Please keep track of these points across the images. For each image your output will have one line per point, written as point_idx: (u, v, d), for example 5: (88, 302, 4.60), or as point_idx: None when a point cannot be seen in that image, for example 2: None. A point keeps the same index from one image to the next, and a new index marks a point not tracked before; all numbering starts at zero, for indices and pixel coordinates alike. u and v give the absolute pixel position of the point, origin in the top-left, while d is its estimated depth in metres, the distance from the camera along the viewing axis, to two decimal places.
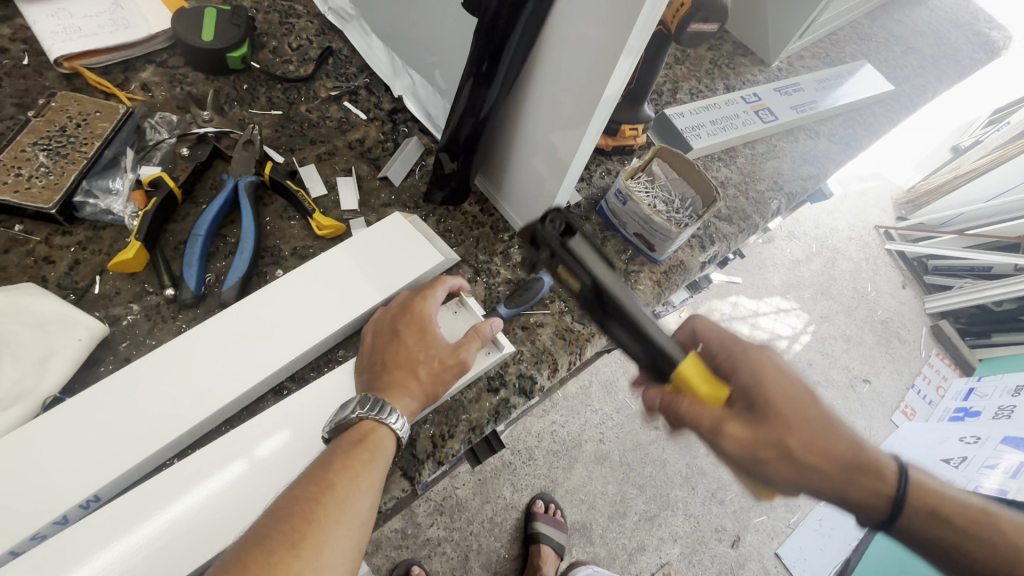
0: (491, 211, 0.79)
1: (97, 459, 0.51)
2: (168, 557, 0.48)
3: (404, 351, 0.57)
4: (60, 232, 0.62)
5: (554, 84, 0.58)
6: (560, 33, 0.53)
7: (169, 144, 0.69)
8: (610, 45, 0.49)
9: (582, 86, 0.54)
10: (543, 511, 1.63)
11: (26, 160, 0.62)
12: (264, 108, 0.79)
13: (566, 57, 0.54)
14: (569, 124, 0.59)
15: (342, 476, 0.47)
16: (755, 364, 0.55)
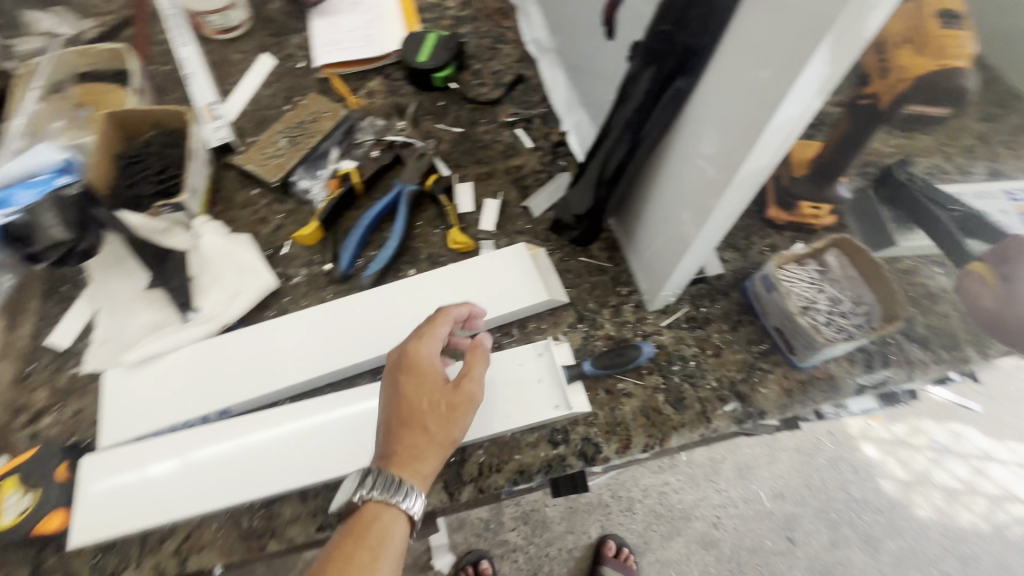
0: (619, 261, 0.76)
1: (237, 381, 0.66)
2: (252, 478, 0.60)
3: (430, 397, 0.54)
4: (277, 200, 0.81)
5: (696, 148, 0.53)
6: (709, 97, 0.49)
7: (367, 145, 0.84)
8: (755, 119, 0.43)
9: (721, 156, 0.49)
10: (612, 555, 1.55)
11: (273, 143, 0.83)
12: (449, 124, 0.89)
13: (710, 123, 0.50)
14: (703, 192, 0.53)
15: (373, 526, 0.51)
16: None
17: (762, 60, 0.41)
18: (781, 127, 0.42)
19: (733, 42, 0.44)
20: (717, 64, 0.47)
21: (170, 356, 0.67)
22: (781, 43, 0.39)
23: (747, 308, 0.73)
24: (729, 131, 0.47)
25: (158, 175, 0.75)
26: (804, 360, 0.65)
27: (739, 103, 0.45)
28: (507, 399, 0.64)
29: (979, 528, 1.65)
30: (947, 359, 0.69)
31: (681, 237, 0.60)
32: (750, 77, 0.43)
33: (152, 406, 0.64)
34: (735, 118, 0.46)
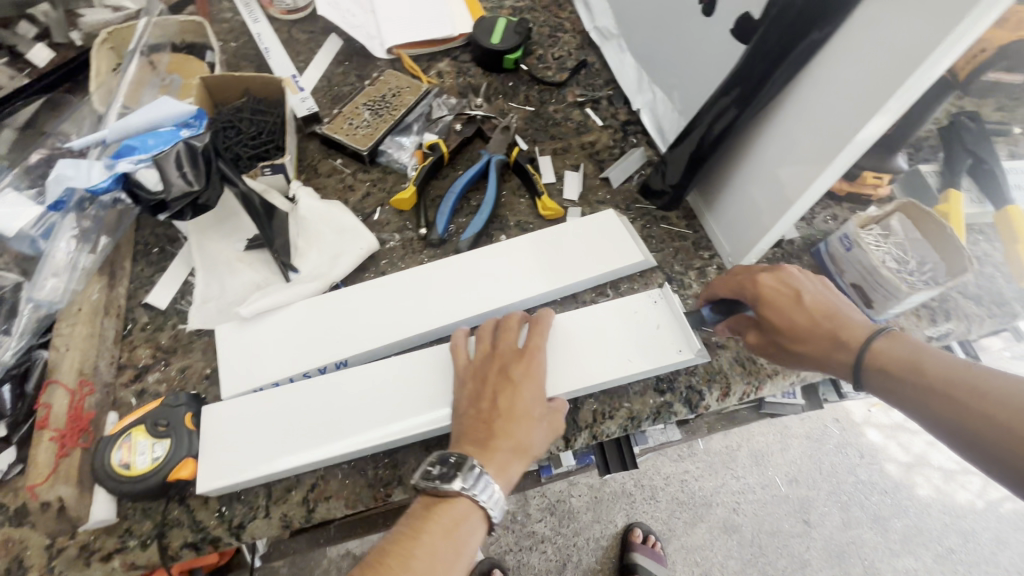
0: (698, 228, 0.81)
1: (352, 334, 0.67)
2: (375, 428, 0.61)
3: (504, 425, 0.58)
4: (363, 170, 0.82)
5: (806, 114, 0.58)
6: (829, 65, 0.54)
7: (448, 120, 0.87)
8: (888, 81, 0.49)
9: (839, 119, 0.54)
10: (640, 542, 1.58)
11: (357, 115, 0.84)
12: (521, 103, 0.93)
13: (826, 88, 0.55)
14: (810, 156, 0.59)
15: (496, 423, 0.58)
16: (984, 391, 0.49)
17: (906, 26, 0.46)
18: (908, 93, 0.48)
19: (867, 15, 0.49)
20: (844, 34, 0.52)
21: (279, 314, 0.67)
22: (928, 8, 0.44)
23: (820, 269, 0.78)
24: (853, 95, 0.52)
25: (253, 139, 0.76)
26: (881, 312, 0.71)
27: (869, 69, 0.50)
28: (628, 340, 0.66)
29: (975, 505, 1.76)
30: (999, 313, 0.76)
31: (777, 200, 0.65)
32: (885, 45, 0.48)
33: (266, 362, 0.64)
34: (863, 82, 0.51)
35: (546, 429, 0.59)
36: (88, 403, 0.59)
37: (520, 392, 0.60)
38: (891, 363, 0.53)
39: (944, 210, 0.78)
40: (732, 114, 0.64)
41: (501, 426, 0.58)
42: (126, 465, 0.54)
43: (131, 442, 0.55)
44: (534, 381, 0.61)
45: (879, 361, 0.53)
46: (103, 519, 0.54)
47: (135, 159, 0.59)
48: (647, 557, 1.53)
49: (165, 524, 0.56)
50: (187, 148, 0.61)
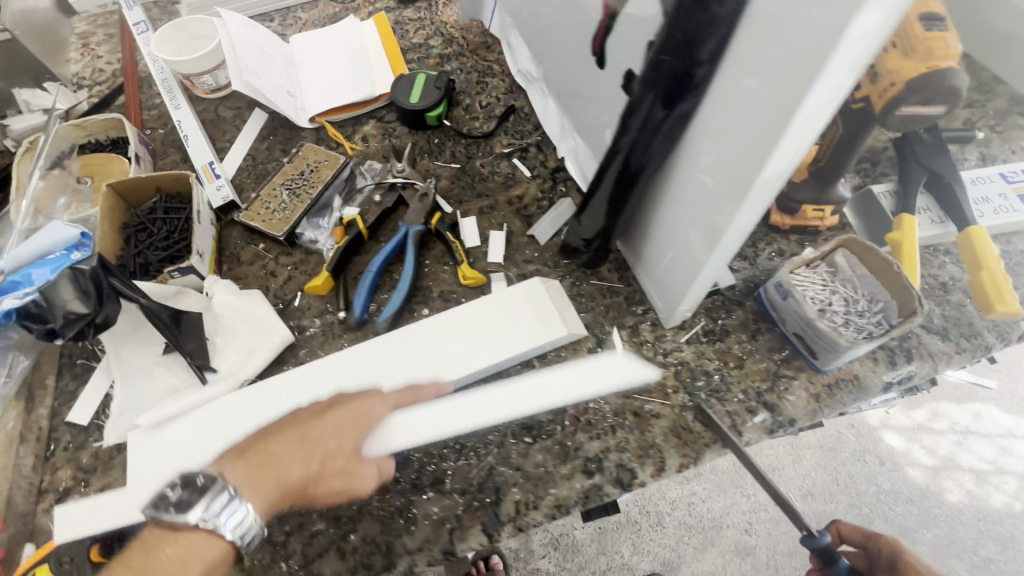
0: (631, 281, 0.76)
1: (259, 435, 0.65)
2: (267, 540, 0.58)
3: (285, 454, 0.56)
4: (284, 252, 0.81)
5: (701, 166, 0.52)
6: (710, 118, 0.48)
7: (368, 190, 0.84)
8: (773, 111, 0.41)
9: (732, 165, 0.47)
10: None
11: (274, 198, 0.83)
12: (447, 160, 0.90)
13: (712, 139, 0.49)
14: (718, 200, 0.51)
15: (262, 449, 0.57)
16: None
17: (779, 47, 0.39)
18: (802, 127, 0.40)
19: (732, 64, 0.43)
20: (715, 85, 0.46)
21: (188, 416, 0.66)
22: (798, 32, 0.36)
23: (763, 315, 0.73)
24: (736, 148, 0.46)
25: (165, 240, 0.75)
26: (828, 363, 0.65)
27: (744, 122, 0.44)
28: (528, 388, 0.66)
29: (1012, 507, 1.62)
30: (969, 347, 0.69)
31: (695, 254, 0.58)
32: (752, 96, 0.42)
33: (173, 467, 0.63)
34: (743, 135, 0.45)
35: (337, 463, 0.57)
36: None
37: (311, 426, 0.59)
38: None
39: (896, 238, 0.71)
40: (632, 166, 0.59)
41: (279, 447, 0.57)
42: None
43: None
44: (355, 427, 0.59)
45: None
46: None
47: (21, 293, 0.59)
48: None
49: None
50: (72, 273, 0.60)
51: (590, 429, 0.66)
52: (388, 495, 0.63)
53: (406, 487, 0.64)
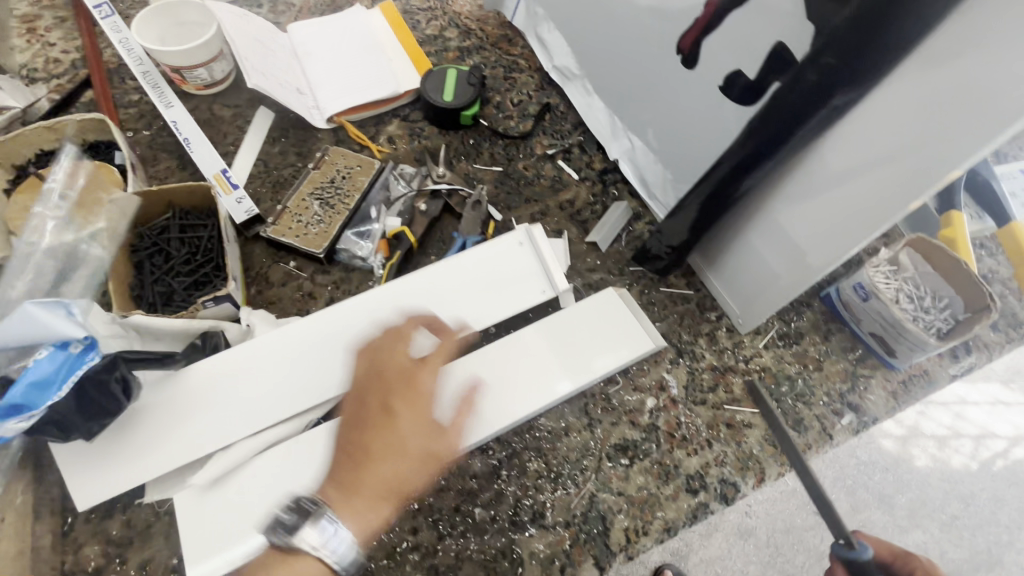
0: (699, 286, 0.74)
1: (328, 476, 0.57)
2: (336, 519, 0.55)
3: (389, 439, 0.48)
4: (322, 270, 0.72)
5: (814, 192, 0.53)
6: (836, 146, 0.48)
7: (409, 197, 0.77)
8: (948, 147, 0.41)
9: (871, 191, 0.48)
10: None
11: (305, 209, 0.74)
12: (486, 163, 0.84)
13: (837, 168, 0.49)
14: (840, 220, 0.52)
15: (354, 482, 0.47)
16: None
17: (964, 88, 0.38)
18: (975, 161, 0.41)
19: (878, 100, 0.44)
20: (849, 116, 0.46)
21: (247, 471, 0.56)
22: (1000, 78, 0.36)
23: (831, 315, 0.73)
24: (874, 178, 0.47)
25: (186, 265, 0.65)
26: (907, 361, 0.67)
27: (889, 155, 0.45)
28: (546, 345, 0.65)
29: (970, 468, 1.77)
30: (1017, 337, 0.73)
31: (796, 267, 0.59)
32: (905, 134, 0.43)
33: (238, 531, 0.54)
34: (886, 168, 0.46)
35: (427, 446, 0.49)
36: None
37: (397, 428, 0.48)
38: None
39: (948, 235, 0.74)
40: (729, 189, 0.57)
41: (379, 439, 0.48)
42: None
43: None
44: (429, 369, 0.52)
45: None
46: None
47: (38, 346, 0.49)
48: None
49: None
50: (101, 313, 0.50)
51: (686, 444, 0.64)
52: (487, 536, 0.58)
53: (505, 525, 0.59)
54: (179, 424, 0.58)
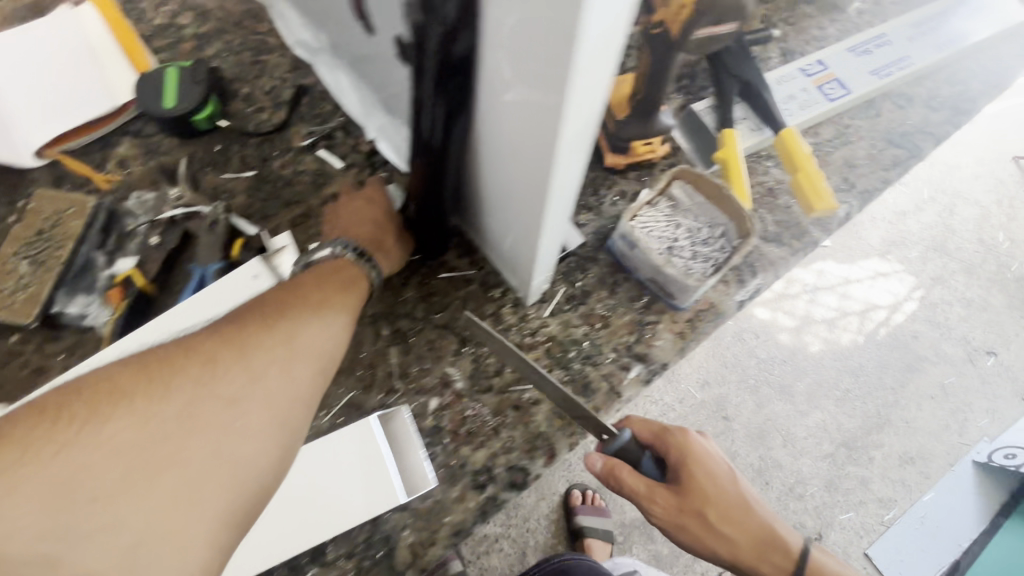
0: (482, 263, 0.70)
1: None
2: None
3: (125, 486, 0.40)
4: (50, 339, 0.63)
5: (502, 167, 0.51)
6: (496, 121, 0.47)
7: (143, 233, 0.67)
8: (546, 112, 0.38)
9: (528, 167, 0.45)
10: (580, 502, 1.53)
11: (11, 272, 0.63)
12: (238, 169, 0.74)
13: (504, 146, 0.48)
14: (524, 199, 0.49)
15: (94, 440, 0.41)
16: (726, 478, 0.58)
17: (529, 42, 0.36)
18: (578, 127, 0.39)
19: (493, 74, 0.43)
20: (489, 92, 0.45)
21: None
22: (542, 31, 0.34)
23: (618, 266, 0.70)
24: (524, 159, 0.45)
25: None
26: (686, 301, 0.65)
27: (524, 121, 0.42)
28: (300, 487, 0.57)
29: (858, 342, 1.76)
30: (801, 247, 0.73)
31: (524, 242, 0.56)
32: (523, 96, 0.40)
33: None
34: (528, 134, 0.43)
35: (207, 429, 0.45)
36: None
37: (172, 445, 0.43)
38: (816, 573, 0.59)
39: (723, 156, 0.70)
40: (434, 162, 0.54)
41: (134, 469, 0.41)
42: None
43: None
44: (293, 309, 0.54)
45: (751, 535, 0.58)
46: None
47: None
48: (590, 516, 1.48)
49: None
50: None
51: (473, 439, 0.61)
52: None
53: (283, 572, 0.55)
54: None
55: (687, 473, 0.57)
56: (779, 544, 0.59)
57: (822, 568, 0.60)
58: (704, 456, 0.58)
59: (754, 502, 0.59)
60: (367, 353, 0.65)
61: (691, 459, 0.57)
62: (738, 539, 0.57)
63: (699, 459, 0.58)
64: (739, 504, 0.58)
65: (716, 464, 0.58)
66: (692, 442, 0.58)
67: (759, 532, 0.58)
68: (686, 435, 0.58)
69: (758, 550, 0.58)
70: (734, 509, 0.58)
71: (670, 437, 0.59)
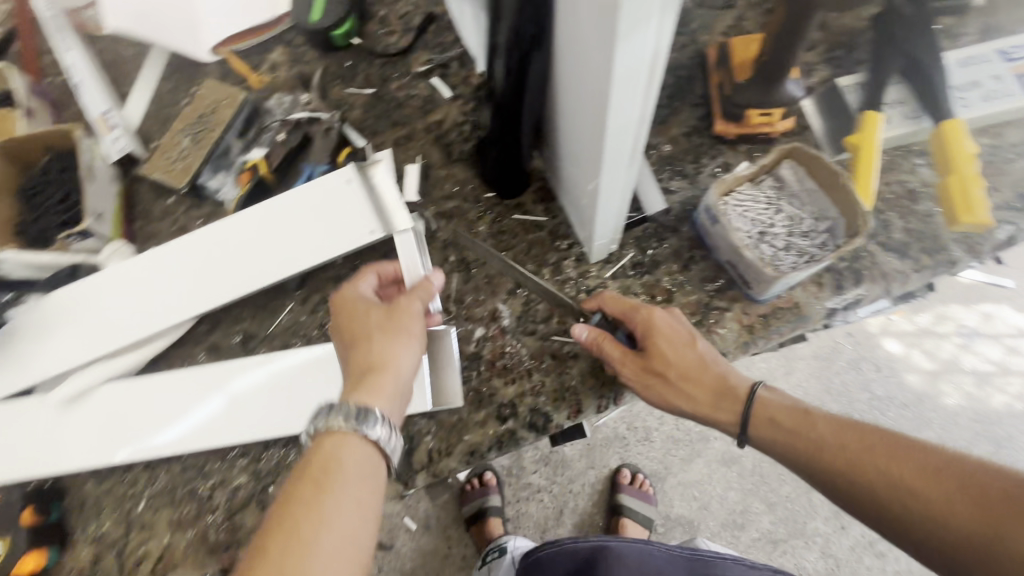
0: (557, 213, 0.70)
1: (118, 417, 0.65)
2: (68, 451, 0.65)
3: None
4: (195, 205, 0.76)
5: (572, 111, 0.50)
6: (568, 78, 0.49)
7: (275, 129, 0.77)
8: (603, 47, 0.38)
9: (591, 109, 0.45)
10: (628, 482, 1.49)
11: (175, 144, 0.77)
12: (361, 86, 0.81)
13: (572, 104, 0.50)
14: (589, 143, 0.49)
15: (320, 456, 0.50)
16: (683, 341, 0.58)
17: None
18: (636, 63, 0.38)
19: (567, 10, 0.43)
20: (565, 49, 0.47)
21: (99, 395, 0.66)
22: None
23: (698, 241, 0.66)
24: (586, 118, 0.47)
25: (62, 203, 0.72)
26: (762, 293, 0.59)
27: (589, 58, 0.42)
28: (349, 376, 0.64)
29: (1015, 408, 1.46)
30: (930, 265, 0.61)
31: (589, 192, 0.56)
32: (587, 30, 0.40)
33: (84, 441, 0.65)
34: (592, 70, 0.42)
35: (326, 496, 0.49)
36: None
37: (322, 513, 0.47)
38: (779, 414, 0.55)
39: (856, 141, 0.61)
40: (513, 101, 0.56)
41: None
42: None
43: None
44: (370, 332, 0.58)
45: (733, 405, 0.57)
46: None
47: None
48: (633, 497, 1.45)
49: None
50: None
51: (506, 374, 0.64)
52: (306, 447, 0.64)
53: None
54: (47, 343, 0.68)
55: (652, 344, 0.57)
56: (736, 393, 0.56)
57: (783, 409, 0.56)
58: (667, 328, 0.58)
59: (719, 365, 0.58)
60: None
61: (654, 330, 0.58)
62: (697, 399, 0.57)
63: (662, 330, 0.58)
64: (702, 368, 0.57)
65: (675, 332, 0.58)
66: (654, 317, 0.58)
67: (725, 397, 0.57)
68: (651, 308, 0.59)
69: (720, 405, 0.57)
70: (698, 378, 0.57)
71: (632, 309, 0.60)
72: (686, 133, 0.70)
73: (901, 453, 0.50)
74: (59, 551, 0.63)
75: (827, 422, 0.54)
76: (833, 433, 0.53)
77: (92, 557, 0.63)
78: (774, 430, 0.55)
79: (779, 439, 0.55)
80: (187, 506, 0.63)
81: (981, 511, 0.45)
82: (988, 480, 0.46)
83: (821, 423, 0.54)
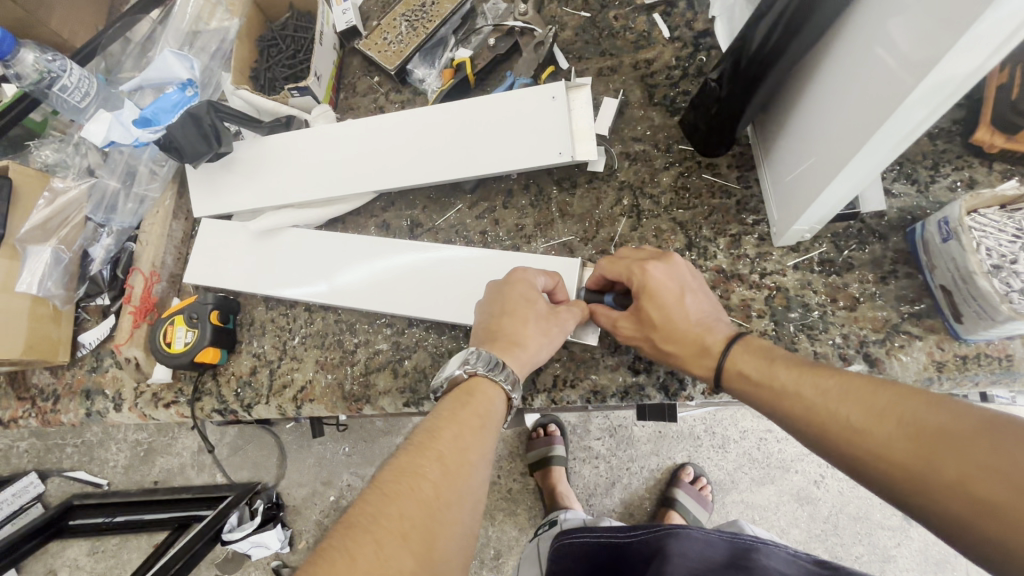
0: (749, 184, 0.65)
1: (293, 262, 0.74)
2: (250, 275, 0.75)
3: (453, 473, 0.47)
4: (395, 89, 0.80)
5: (852, 75, 0.45)
6: (860, 46, 0.43)
7: (485, 32, 0.77)
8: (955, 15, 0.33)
9: (887, 82, 0.40)
10: (688, 480, 1.41)
11: (393, 28, 0.80)
12: (577, 7, 0.78)
13: (854, 75, 0.45)
14: (857, 120, 0.44)
15: (477, 395, 0.54)
16: (665, 287, 0.54)
17: None
18: (982, 43, 0.32)
19: None
20: (873, 13, 0.42)
21: (284, 233, 0.75)
22: None
23: (909, 256, 0.58)
24: (871, 94, 0.42)
25: (291, 59, 0.79)
26: (972, 331, 0.52)
27: (918, 23, 0.36)
28: None
29: None
30: None
31: (819, 172, 0.51)
32: None
33: (266, 272, 0.74)
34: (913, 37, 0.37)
35: (475, 421, 0.52)
36: (156, 289, 0.76)
37: (468, 449, 0.50)
38: (744, 367, 0.50)
39: None
40: (770, 52, 0.50)
41: (436, 466, 0.47)
42: (169, 343, 0.69)
43: (174, 328, 0.70)
44: (518, 325, 0.57)
45: (707, 354, 0.53)
46: (88, 342, 0.75)
47: (169, 110, 0.69)
48: (689, 497, 1.36)
49: (201, 391, 0.72)
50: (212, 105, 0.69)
51: None
52: (445, 336, 0.68)
53: (459, 333, 0.68)
54: (254, 179, 0.76)
55: (641, 305, 0.55)
56: (711, 347, 0.52)
57: (757, 359, 0.50)
58: (657, 285, 0.54)
59: (700, 309, 0.54)
60: (600, 212, 0.69)
61: (645, 289, 0.55)
62: (678, 348, 0.54)
63: (653, 287, 0.54)
64: (682, 316, 0.54)
65: (666, 287, 0.54)
66: (643, 268, 0.55)
67: (704, 344, 0.53)
68: (643, 264, 0.55)
69: (698, 355, 0.53)
70: (679, 326, 0.54)
71: (625, 270, 0.57)
72: (931, 135, 0.61)
73: (851, 398, 0.42)
74: (227, 354, 0.73)
75: (793, 369, 0.47)
76: (795, 381, 0.46)
77: (250, 368, 0.73)
78: (743, 385, 0.50)
79: (750, 397, 0.50)
80: (332, 353, 0.71)
81: (926, 450, 0.37)
82: (944, 416, 0.37)
83: (783, 372, 0.47)
